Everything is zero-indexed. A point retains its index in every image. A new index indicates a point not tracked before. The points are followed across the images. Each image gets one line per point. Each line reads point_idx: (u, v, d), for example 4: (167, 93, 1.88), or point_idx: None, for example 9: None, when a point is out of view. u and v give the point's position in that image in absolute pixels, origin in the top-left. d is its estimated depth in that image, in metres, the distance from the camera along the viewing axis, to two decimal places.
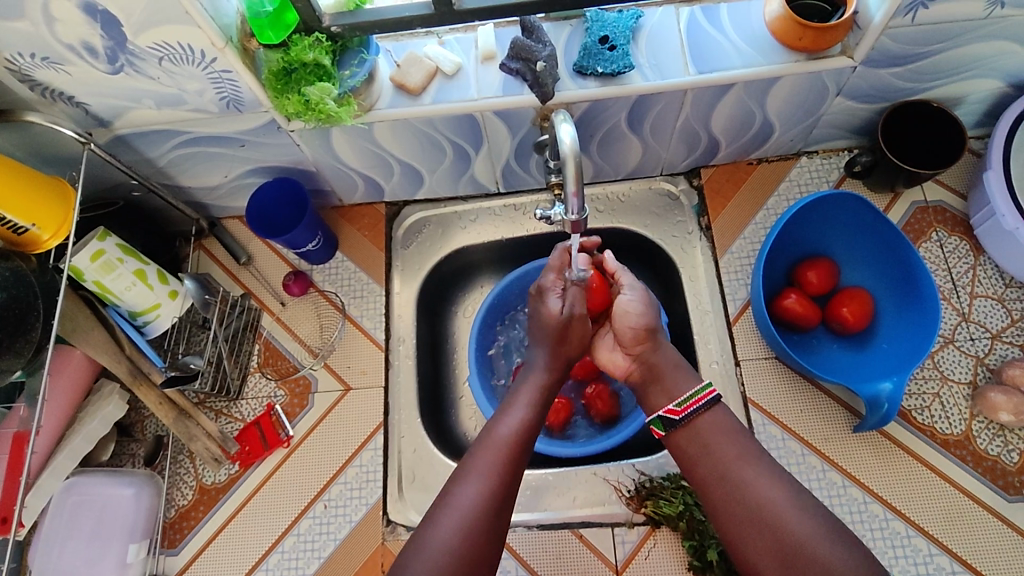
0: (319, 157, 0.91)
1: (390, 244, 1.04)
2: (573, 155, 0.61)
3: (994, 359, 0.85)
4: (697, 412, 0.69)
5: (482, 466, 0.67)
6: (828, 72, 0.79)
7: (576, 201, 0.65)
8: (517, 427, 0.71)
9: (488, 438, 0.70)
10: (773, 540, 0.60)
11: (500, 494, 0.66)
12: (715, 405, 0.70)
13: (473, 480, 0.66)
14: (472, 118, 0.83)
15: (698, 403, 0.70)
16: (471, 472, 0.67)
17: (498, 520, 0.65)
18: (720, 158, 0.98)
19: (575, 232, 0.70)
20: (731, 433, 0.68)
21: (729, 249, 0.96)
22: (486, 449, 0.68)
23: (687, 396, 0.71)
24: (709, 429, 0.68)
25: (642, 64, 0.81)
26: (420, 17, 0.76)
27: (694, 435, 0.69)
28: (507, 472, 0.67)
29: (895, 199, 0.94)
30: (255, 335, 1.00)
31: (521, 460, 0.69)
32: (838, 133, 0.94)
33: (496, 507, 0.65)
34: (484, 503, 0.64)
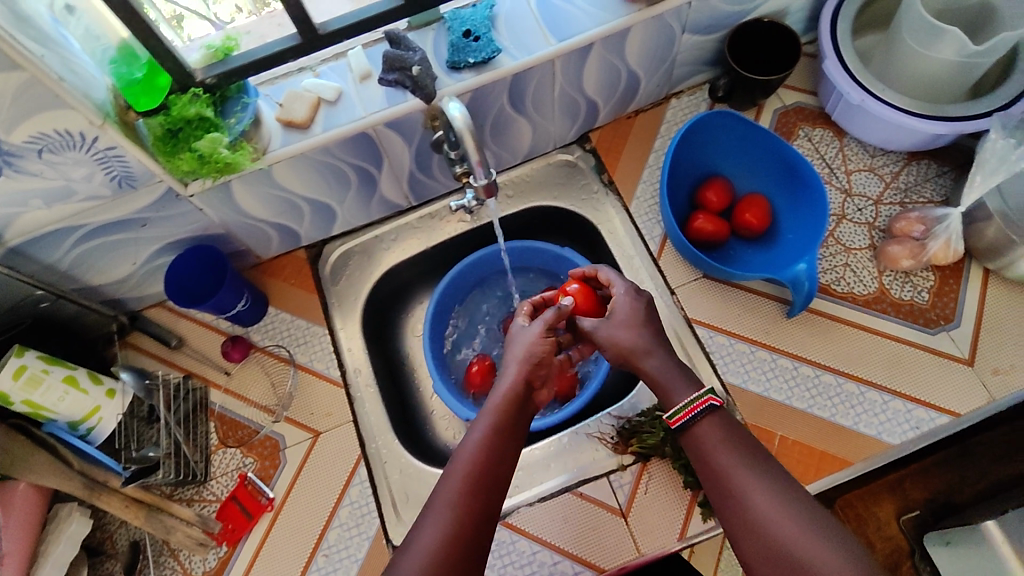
0: (226, 216, 0.91)
1: (321, 285, 1.04)
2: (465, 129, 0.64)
3: (883, 220, 0.96)
4: (693, 419, 0.68)
5: (446, 498, 0.63)
6: (667, 13, 0.89)
7: (481, 168, 0.68)
8: (484, 457, 0.66)
9: (452, 468, 0.66)
10: (760, 540, 0.60)
11: (464, 534, 0.62)
12: (712, 412, 0.68)
13: (436, 516, 0.62)
14: (367, 135, 0.87)
15: (691, 413, 0.68)
16: (434, 506, 0.63)
17: (467, 556, 0.61)
18: (602, 119, 1.07)
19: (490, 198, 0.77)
20: (730, 437, 0.67)
21: (634, 196, 1.04)
22: (448, 480, 0.65)
23: (682, 405, 0.69)
24: (704, 436, 0.68)
25: (507, 47, 0.87)
26: (290, 48, 0.75)
27: (693, 440, 0.68)
28: (476, 504, 0.63)
29: (759, 112, 1.06)
30: (207, 413, 0.97)
31: (491, 489, 0.65)
32: (695, 69, 1.04)
33: (461, 543, 0.61)
34: (451, 536, 0.61)
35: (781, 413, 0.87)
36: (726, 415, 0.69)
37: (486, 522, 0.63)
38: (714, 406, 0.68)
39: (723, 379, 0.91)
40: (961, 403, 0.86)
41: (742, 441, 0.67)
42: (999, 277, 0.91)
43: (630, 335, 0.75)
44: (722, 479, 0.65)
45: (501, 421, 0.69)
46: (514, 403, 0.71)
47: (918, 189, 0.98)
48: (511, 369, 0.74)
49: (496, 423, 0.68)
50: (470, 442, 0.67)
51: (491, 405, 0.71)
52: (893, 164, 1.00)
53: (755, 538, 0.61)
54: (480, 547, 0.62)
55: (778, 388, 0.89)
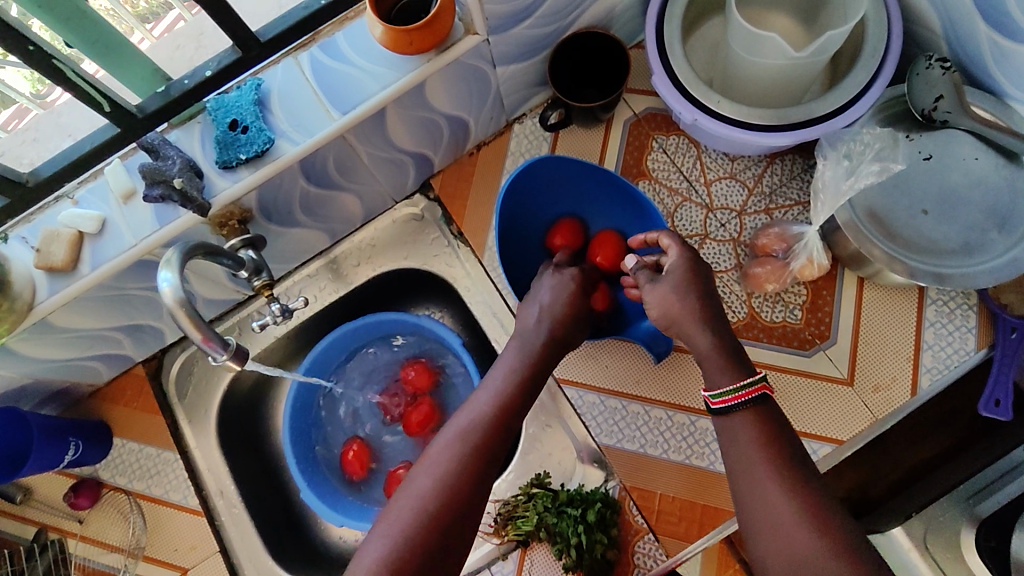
0: (24, 368, 0.81)
1: (166, 402, 0.96)
2: (175, 308, 0.56)
3: (748, 234, 0.89)
4: (738, 407, 0.60)
5: (460, 424, 0.64)
6: (465, 56, 0.77)
7: (213, 343, 0.59)
8: (502, 400, 0.65)
9: (469, 406, 0.65)
10: (784, 544, 0.53)
11: (476, 457, 0.61)
12: (762, 403, 0.60)
13: (449, 439, 0.62)
14: (148, 260, 0.76)
15: (739, 399, 0.60)
16: (447, 433, 0.63)
17: (471, 490, 0.59)
18: (439, 164, 0.96)
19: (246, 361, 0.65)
20: (770, 433, 0.58)
21: (487, 246, 0.95)
22: (463, 412, 0.65)
23: (730, 387, 0.61)
24: (751, 427, 0.59)
25: (285, 130, 0.76)
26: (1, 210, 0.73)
27: (732, 427, 0.60)
28: (492, 433, 0.63)
29: (609, 125, 0.95)
30: (68, 568, 0.90)
31: (507, 424, 0.64)
32: (527, 92, 0.93)
33: (473, 464, 0.60)
34: (464, 455, 0.61)
35: (659, 470, 0.82)
36: (775, 412, 0.60)
37: (499, 455, 0.62)
38: (765, 398, 0.60)
39: (597, 442, 0.84)
40: (844, 429, 0.80)
41: (772, 438, 0.58)
42: (873, 281, 0.84)
43: (664, 301, 0.68)
44: (753, 473, 0.56)
45: (524, 368, 0.69)
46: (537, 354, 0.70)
47: (784, 190, 0.90)
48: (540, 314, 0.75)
49: (515, 371, 0.69)
50: (490, 386, 0.67)
51: (511, 354, 0.71)
52: (755, 166, 0.91)
53: (779, 544, 0.53)
54: (489, 477, 0.61)
55: (654, 442, 0.83)
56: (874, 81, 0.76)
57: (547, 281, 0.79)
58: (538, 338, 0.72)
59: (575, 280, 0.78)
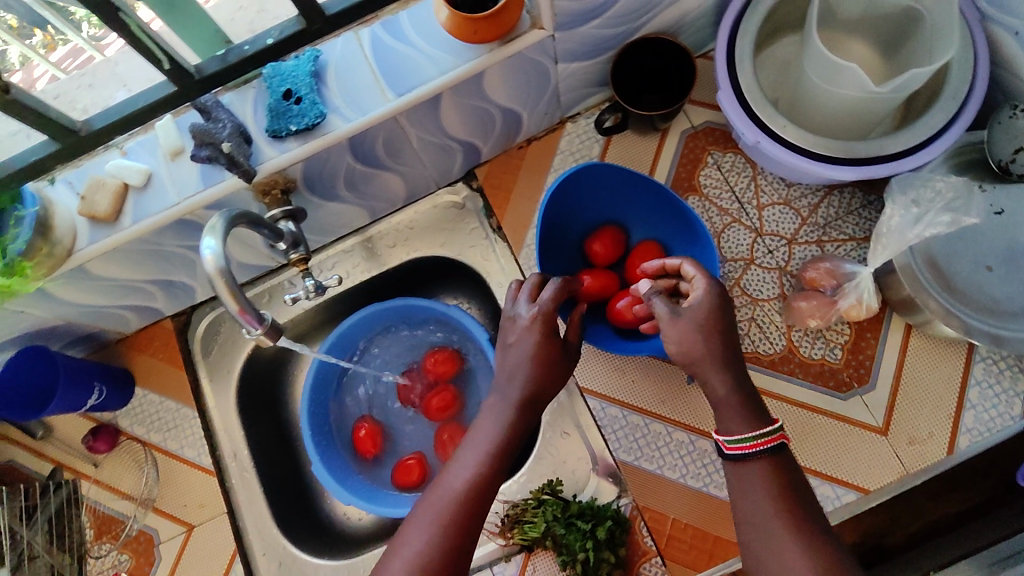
0: (58, 310, 0.83)
1: (190, 359, 0.96)
2: (214, 275, 0.55)
3: (796, 264, 0.86)
4: (756, 457, 0.57)
5: (436, 509, 0.61)
6: (528, 50, 0.75)
7: (246, 317, 0.59)
8: (480, 477, 0.63)
9: (440, 487, 0.63)
10: None
11: (450, 548, 0.59)
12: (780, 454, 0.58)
13: (425, 527, 0.60)
14: (188, 220, 0.76)
15: (758, 447, 0.57)
16: (422, 518, 0.61)
17: None
18: (486, 154, 0.94)
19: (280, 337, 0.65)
20: (783, 487, 0.56)
21: (524, 242, 0.94)
22: (434, 496, 0.63)
23: (749, 434, 0.58)
24: (768, 480, 0.56)
25: (338, 106, 0.74)
26: (49, 155, 0.73)
27: (746, 476, 0.58)
28: (467, 520, 0.61)
29: (664, 135, 0.93)
30: (79, 508, 0.91)
31: (484, 507, 0.62)
32: (585, 92, 0.90)
33: (448, 556, 0.59)
34: (438, 548, 0.59)
35: (673, 494, 0.80)
36: (791, 462, 0.58)
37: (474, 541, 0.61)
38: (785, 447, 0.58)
39: (615, 457, 0.82)
40: (872, 479, 0.78)
41: (786, 492, 0.56)
42: (921, 331, 0.81)
43: (685, 340, 0.61)
44: (771, 527, 0.55)
45: (506, 435, 0.65)
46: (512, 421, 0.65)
47: (838, 224, 0.87)
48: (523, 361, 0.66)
49: (491, 440, 0.65)
50: (467, 458, 0.64)
51: (484, 421, 0.66)
52: (811, 196, 0.88)
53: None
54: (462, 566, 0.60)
55: (672, 465, 0.81)
56: (952, 124, 0.72)
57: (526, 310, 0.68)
58: (511, 407, 0.65)
59: (557, 301, 0.68)
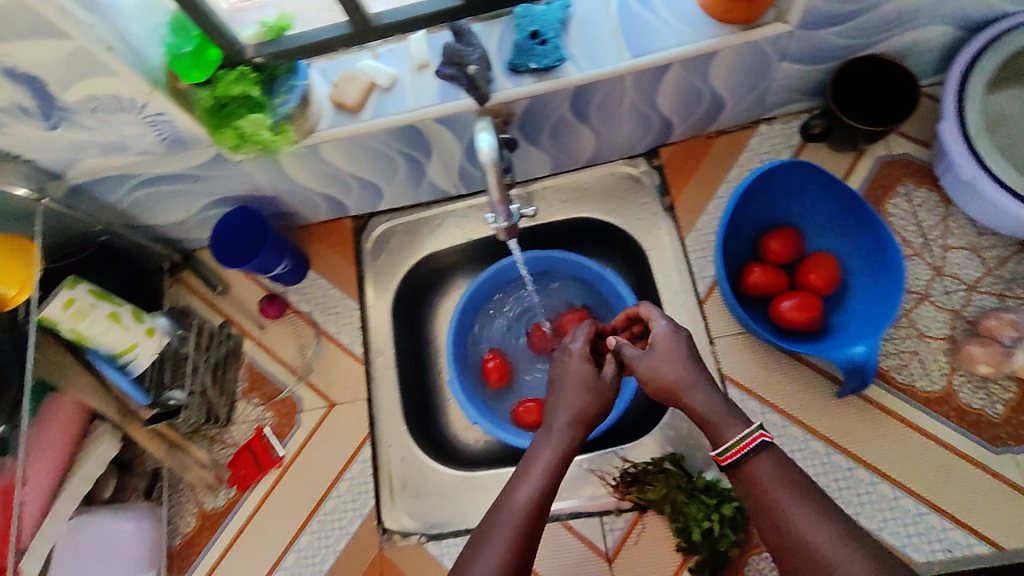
0: (275, 182, 0.93)
1: (360, 258, 1.06)
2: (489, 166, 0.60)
3: (972, 311, 0.85)
4: (745, 460, 0.64)
5: (503, 535, 0.64)
6: (764, 41, 0.78)
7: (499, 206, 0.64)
8: (540, 499, 0.66)
9: (509, 511, 0.66)
10: None
11: (516, 569, 0.63)
12: (764, 449, 0.64)
13: (491, 551, 0.63)
14: (415, 127, 0.84)
15: (745, 450, 0.64)
16: (490, 542, 0.64)
17: None
18: (677, 136, 0.98)
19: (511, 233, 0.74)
20: (783, 478, 0.63)
21: (695, 228, 0.96)
22: (505, 521, 0.65)
23: (732, 443, 0.65)
24: (760, 477, 0.63)
25: (575, 55, 0.80)
26: (339, 38, 0.75)
27: (747, 478, 0.64)
28: (529, 542, 0.64)
29: (859, 156, 0.93)
30: (238, 361, 1.02)
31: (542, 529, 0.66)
32: (792, 97, 0.93)
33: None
34: (504, 572, 0.62)
35: None
36: (780, 453, 0.64)
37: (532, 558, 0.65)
38: (766, 443, 0.64)
39: None
40: (1007, 537, 0.76)
41: (786, 481, 0.62)
42: None
43: (657, 373, 0.70)
44: (779, 515, 0.61)
45: (559, 462, 0.69)
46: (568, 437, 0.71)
47: None
48: (570, 398, 0.72)
49: (546, 467, 0.68)
50: (527, 484, 0.67)
51: (540, 450, 0.70)
52: (1002, 249, 0.87)
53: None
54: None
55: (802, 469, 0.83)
56: None
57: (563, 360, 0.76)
58: (567, 427, 0.71)
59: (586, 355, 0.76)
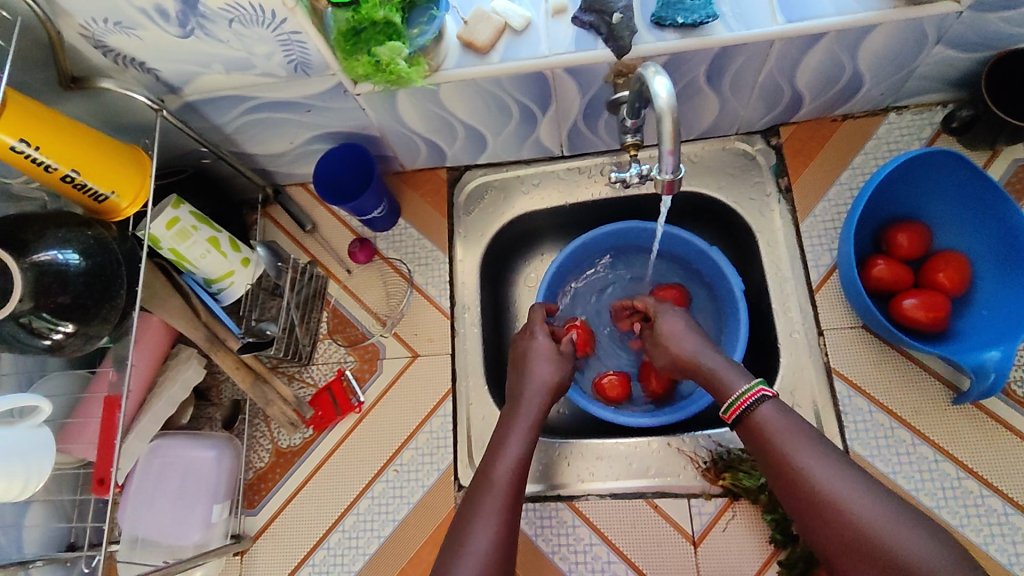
0: (384, 121, 0.90)
1: (452, 211, 1.03)
2: (669, 110, 0.56)
3: None
4: (745, 413, 0.69)
5: (492, 507, 0.68)
6: (930, 19, 0.73)
7: (671, 159, 0.59)
8: (520, 469, 0.72)
9: (495, 482, 0.70)
10: (829, 524, 0.60)
11: (506, 539, 0.66)
12: (764, 402, 0.68)
13: (485, 522, 0.66)
14: (543, 76, 0.80)
15: (745, 405, 0.69)
16: (481, 514, 0.67)
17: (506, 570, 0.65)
18: (801, 115, 0.93)
19: (666, 194, 0.64)
20: (785, 428, 0.66)
21: (811, 213, 0.92)
22: (490, 497, 0.69)
23: (733, 398, 0.70)
24: (765, 426, 0.67)
25: (725, 14, 0.76)
26: None
27: (754, 431, 0.68)
28: (513, 511, 0.69)
29: (994, 156, 0.89)
30: (323, 302, 1.00)
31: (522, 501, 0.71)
32: (934, 86, 0.88)
33: (507, 547, 0.66)
34: (499, 542, 0.65)
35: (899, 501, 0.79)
36: (783, 405, 0.68)
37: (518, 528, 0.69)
38: (766, 397, 0.68)
39: (848, 446, 0.82)
40: None
41: (787, 429, 0.66)
42: None
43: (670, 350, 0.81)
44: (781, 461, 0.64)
45: (530, 437, 0.75)
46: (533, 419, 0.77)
47: None
48: (540, 371, 0.82)
49: (524, 446, 0.74)
50: (508, 458, 0.72)
51: (513, 431, 0.75)
52: None
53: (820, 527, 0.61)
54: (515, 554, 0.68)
55: (907, 475, 0.80)
56: None
57: (539, 342, 0.85)
58: (538, 404, 0.78)
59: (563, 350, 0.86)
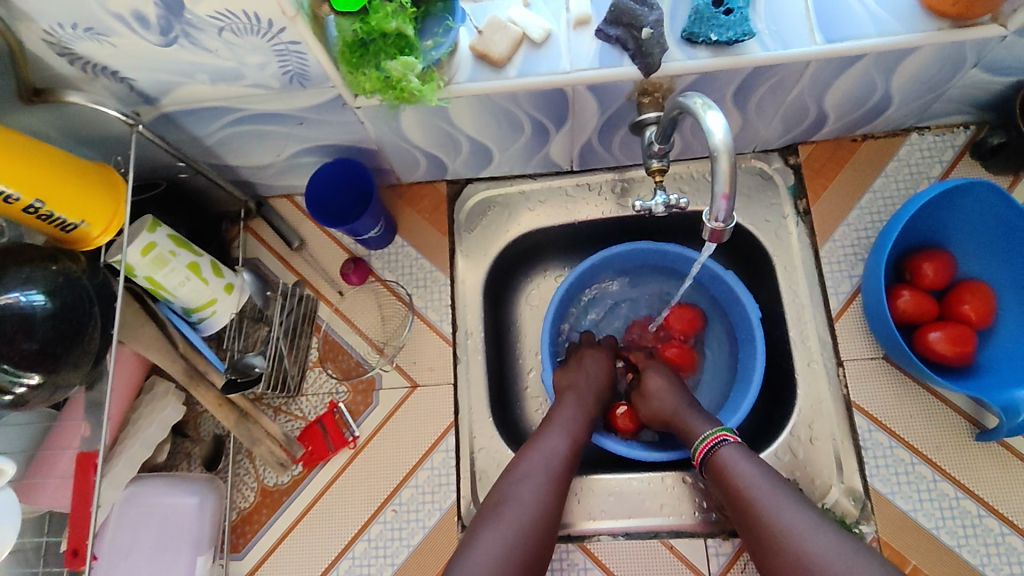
0: (382, 135, 0.82)
1: (453, 228, 0.96)
2: (726, 151, 0.51)
3: None
4: (709, 454, 0.72)
5: (540, 471, 0.74)
6: (971, 43, 0.70)
7: (725, 204, 0.54)
8: (572, 444, 0.77)
9: (542, 451, 0.76)
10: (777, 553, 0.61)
11: (551, 506, 0.71)
12: (724, 445, 0.72)
13: (533, 482, 0.72)
14: (562, 93, 0.74)
15: (709, 446, 0.73)
16: (527, 478, 0.73)
17: (548, 529, 0.70)
18: (821, 134, 0.90)
19: (711, 241, 0.59)
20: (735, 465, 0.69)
21: (831, 238, 0.88)
22: (536, 464, 0.74)
23: (701, 439, 0.74)
24: (725, 465, 0.70)
25: (761, 32, 0.71)
26: None
27: (717, 472, 0.71)
28: (561, 481, 0.74)
29: (1014, 182, 0.87)
30: (312, 327, 0.93)
31: (569, 475, 0.75)
32: (958, 108, 0.85)
33: (551, 513, 0.71)
34: (543, 507, 0.71)
35: (920, 540, 0.77)
36: (742, 446, 0.71)
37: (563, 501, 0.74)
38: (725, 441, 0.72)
39: (868, 482, 0.80)
40: None
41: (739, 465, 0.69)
42: None
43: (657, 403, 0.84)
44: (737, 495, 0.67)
45: (580, 418, 0.81)
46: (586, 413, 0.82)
47: None
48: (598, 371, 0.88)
49: (576, 430, 0.79)
50: (559, 430, 0.78)
51: (562, 413, 0.81)
52: None
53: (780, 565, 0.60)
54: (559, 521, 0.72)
55: (928, 514, 0.78)
56: None
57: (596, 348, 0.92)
58: (590, 396, 0.85)
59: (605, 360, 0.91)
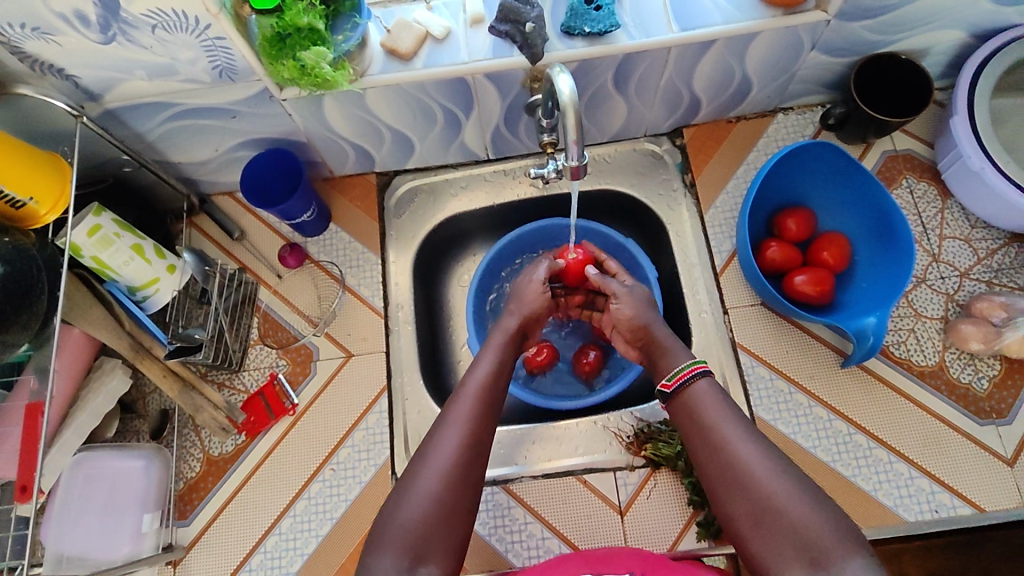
0: (310, 126, 0.92)
1: (383, 215, 1.06)
2: (572, 103, 0.62)
3: (963, 295, 0.92)
4: (684, 385, 0.68)
5: (459, 414, 0.68)
6: (803, 27, 0.84)
7: (576, 147, 0.65)
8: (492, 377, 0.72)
9: (464, 386, 0.71)
10: (744, 492, 0.59)
11: (475, 445, 0.66)
12: (703, 378, 0.68)
13: (453, 427, 0.67)
14: (463, 81, 0.85)
15: (684, 377, 0.68)
16: (447, 422, 0.67)
17: (476, 470, 0.66)
18: (700, 117, 1.02)
19: (575, 180, 0.70)
20: (707, 401, 0.66)
21: (713, 205, 1.00)
22: (458, 404, 0.69)
23: (677, 369, 0.70)
24: (698, 399, 0.67)
25: (627, 24, 0.84)
26: None
27: (686, 406, 0.67)
28: (483, 419, 0.69)
29: (866, 149, 1.00)
30: (252, 308, 1.01)
31: (494, 410, 0.70)
32: (813, 88, 0.99)
33: (475, 452, 0.66)
34: (465, 448, 0.66)
35: (800, 458, 0.87)
36: (717, 383, 0.68)
37: (488, 438, 0.69)
38: (705, 374, 0.68)
39: (753, 412, 0.90)
40: (987, 498, 0.84)
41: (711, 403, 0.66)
42: None
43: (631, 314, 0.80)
44: (707, 430, 0.64)
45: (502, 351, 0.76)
46: (511, 341, 0.79)
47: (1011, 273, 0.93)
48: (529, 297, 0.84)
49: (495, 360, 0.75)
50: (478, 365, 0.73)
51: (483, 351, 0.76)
52: (991, 241, 0.95)
53: (740, 494, 0.59)
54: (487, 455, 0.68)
55: (806, 435, 0.88)
56: None
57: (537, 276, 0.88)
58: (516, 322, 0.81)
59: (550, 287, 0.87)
